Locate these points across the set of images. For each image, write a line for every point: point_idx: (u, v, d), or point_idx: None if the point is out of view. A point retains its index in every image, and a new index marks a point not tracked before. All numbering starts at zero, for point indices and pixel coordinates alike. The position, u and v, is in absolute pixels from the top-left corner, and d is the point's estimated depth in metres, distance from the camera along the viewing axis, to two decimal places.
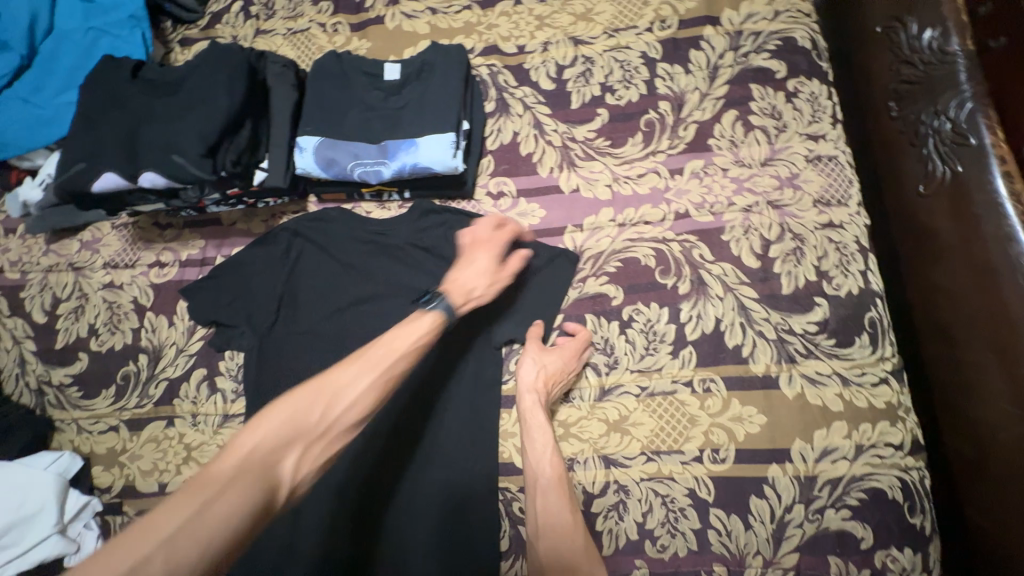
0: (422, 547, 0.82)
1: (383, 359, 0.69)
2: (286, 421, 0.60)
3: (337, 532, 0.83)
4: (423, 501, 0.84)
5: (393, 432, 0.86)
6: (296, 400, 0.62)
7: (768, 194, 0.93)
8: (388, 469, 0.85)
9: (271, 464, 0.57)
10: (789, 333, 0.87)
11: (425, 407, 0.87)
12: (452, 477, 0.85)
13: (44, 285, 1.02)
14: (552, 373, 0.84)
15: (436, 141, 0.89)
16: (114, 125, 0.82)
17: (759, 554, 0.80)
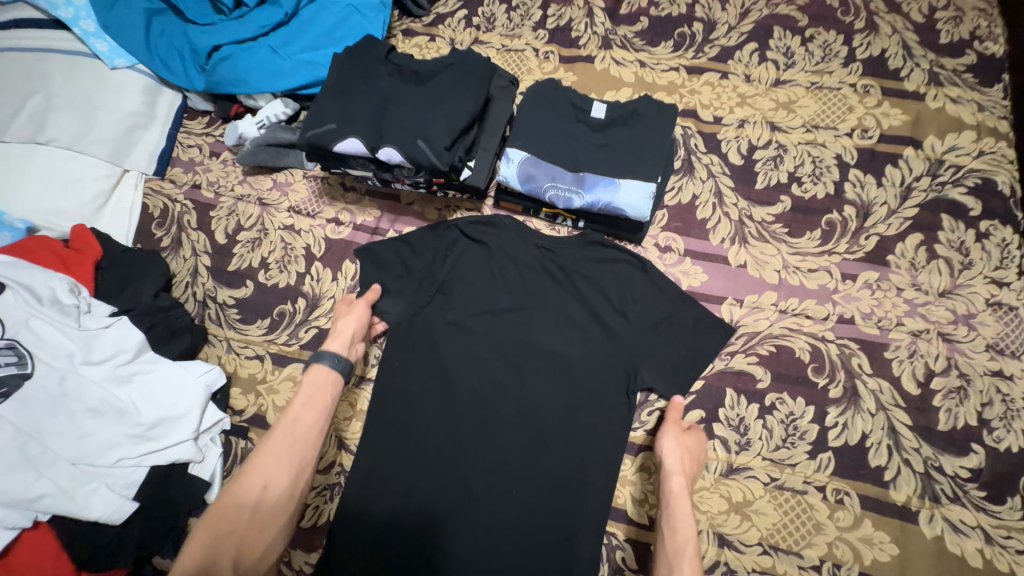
0: (518, 548, 0.87)
1: (306, 432, 0.84)
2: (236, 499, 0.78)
3: (445, 509, 0.89)
4: (525, 504, 0.89)
5: (509, 458, 0.91)
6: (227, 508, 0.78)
7: (941, 325, 0.92)
8: (497, 495, 0.89)
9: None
10: (938, 471, 0.85)
11: (543, 440, 0.91)
12: (561, 493, 0.89)
13: (232, 210, 1.12)
14: (694, 460, 0.84)
15: (637, 186, 0.94)
16: (365, 98, 0.90)
17: None
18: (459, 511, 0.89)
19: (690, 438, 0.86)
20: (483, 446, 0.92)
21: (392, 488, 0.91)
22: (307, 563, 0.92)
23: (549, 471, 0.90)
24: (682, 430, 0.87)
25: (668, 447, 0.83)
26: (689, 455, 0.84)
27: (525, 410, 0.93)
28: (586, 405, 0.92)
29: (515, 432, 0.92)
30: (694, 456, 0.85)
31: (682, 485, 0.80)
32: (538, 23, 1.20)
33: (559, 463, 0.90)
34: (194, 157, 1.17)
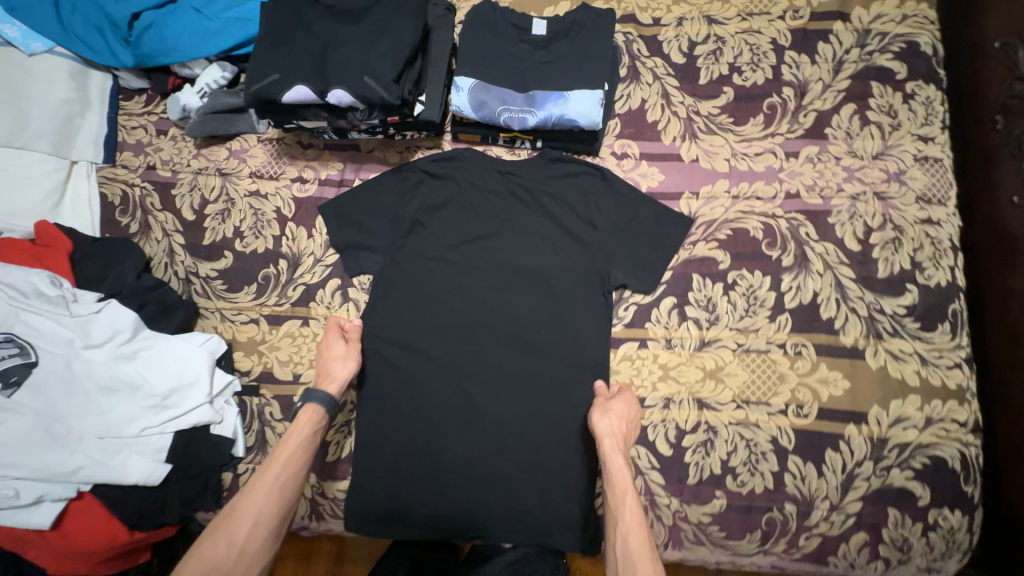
0: (526, 443, 0.97)
1: (295, 447, 0.88)
2: (231, 520, 0.81)
3: (455, 421, 0.98)
4: (526, 406, 0.98)
5: (507, 367, 0.99)
6: (209, 546, 0.79)
7: (876, 185, 1.01)
8: (501, 401, 0.98)
9: None
10: (880, 313, 0.96)
11: (535, 346, 1.00)
12: (557, 391, 0.98)
13: (194, 186, 1.11)
14: (624, 419, 0.90)
15: (585, 95, 0.97)
16: (305, 44, 0.89)
17: (826, 499, 0.92)
18: (469, 422, 0.98)
19: (617, 402, 0.92)
20: (481, 363, 1.00)
21: (406, 412, 0.99)
22: (339, 490, 0.99)
23: (544, 373, 0.99)
24: (607, 399, 0.93)
25: (604, 424, 0.89)
26: (623, 425, 0.90)
27: (513, 325, 1.01)
28: (569, 309, 1.00)
29: (508, 344, 1.00)
30: (628, 425, 0.91)
31: (613, 445, 0.87)
32: None
33: (551, 364, 0.99)
34: (141, 139, 1.14)
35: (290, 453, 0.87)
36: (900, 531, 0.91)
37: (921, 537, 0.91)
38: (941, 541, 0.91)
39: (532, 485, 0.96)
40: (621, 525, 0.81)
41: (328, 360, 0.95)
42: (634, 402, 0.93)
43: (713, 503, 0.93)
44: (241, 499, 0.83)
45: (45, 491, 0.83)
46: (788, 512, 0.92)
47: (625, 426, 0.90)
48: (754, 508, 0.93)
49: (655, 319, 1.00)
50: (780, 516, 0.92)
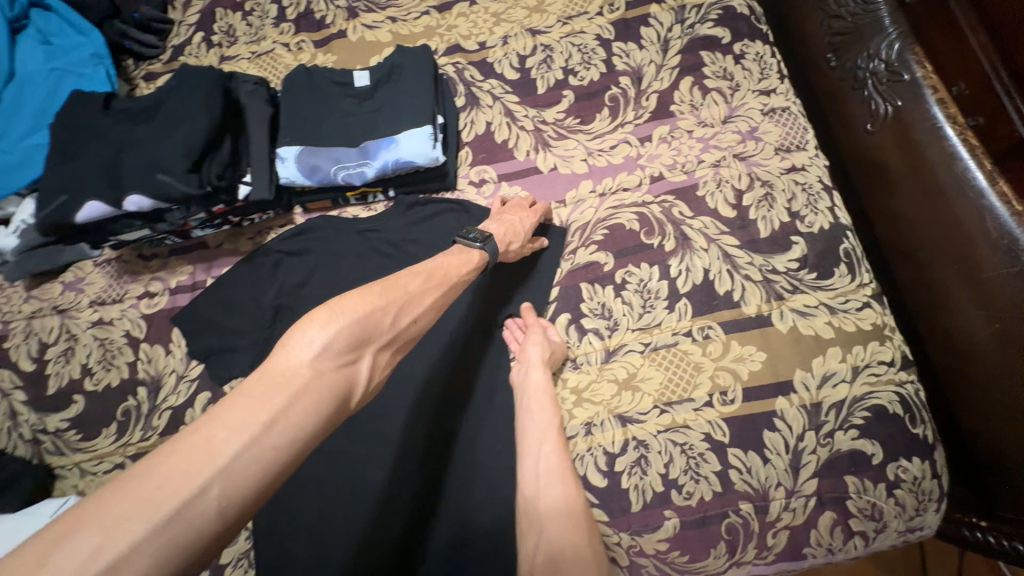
0: (445, 518, 0.83)
1: (427, 281, 0.72)
2: (383, 304, 0.64)
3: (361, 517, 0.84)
4: (437, 473, 0.86)
5: (409, 435, 0.88)
6: (354, 304, 0.61)
7: (733, 148, 0.99)
8: (409, 472, 0.86)
9: (343, 366, 0.58)
10: (774, 273, 0.91)
11: (434, 404, 0.90)
12: (467, 447, 0.87)
13: (28, 332, 0.99)
14: (555, 348, 0.88)
15: (415, 134, 0.92)
16: (94, 155, 0.82)
17: (781, 486, 0.83)
18: (378, 506, 0.84)
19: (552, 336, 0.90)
20: (380, 435, 0.89)
21: (306, 520, 0.84)
22: None
23: (449, 427, 0.88)
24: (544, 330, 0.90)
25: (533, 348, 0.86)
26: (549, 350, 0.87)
27: (407, 391, 0.91)
28: (462, 354, 0.92)
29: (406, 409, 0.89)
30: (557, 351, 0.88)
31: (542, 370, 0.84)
32: (278, 19, 1.15)
33: (457, 417, 0.89)
34: None
35: (452, 277, 0.76)
36: (866, 498, 0.82)
37: (889, 499, 0.82)
38: (912, 496, 0.83)
39: (462, 567, 0.80)
40: (539, 457, 0.77)
41: (504, 220, 0.89)
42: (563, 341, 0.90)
43: (665, 526, 0.83)
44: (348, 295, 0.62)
45: None
46: (746, 513, 0.83)
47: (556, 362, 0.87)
48: (709, 520, 0.83)
49: None
50: (740, 520, 0.83)
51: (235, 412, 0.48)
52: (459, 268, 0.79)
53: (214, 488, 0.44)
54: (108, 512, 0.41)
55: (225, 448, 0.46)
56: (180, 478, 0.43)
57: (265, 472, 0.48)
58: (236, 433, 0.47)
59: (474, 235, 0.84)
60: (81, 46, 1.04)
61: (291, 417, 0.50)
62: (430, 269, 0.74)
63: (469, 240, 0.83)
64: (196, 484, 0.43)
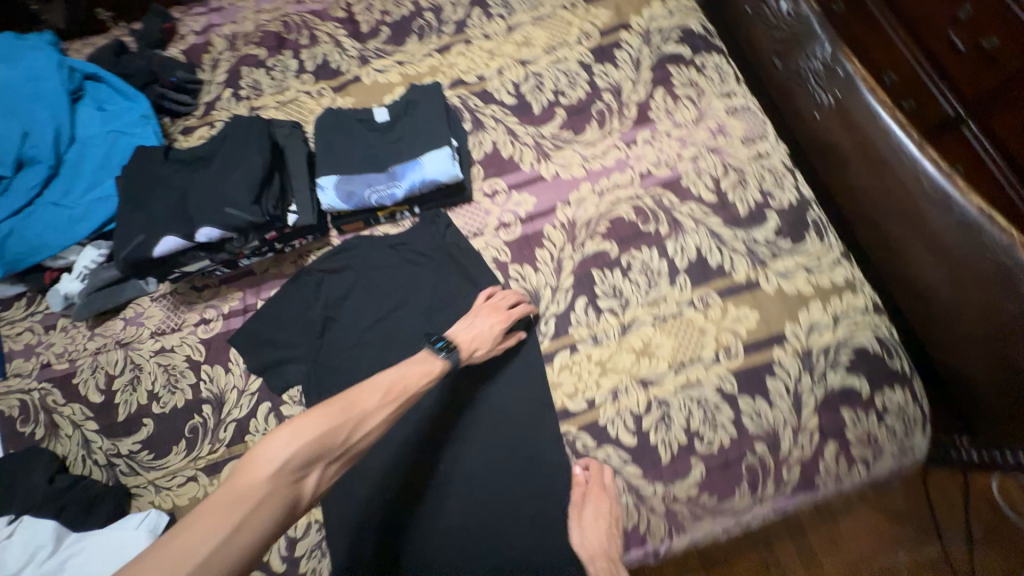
0: (498, 488, 0.94)
1: (386, 395, 0.76)
2: (340, 421, 0.69)
3: (423, 499, 0.94)
4: (486, 449, 0.96)
5: (458, 444, 0.97)
6: (312, 421, 0.66)
7: (707, 143, 1.15)
8: (463, 454, 0.96)
9: (297, 480, 0.63)
10: (755, 243, 1.06)
11: (468, 427, 0.98)
12: (507, 422, 0.98)
13: (95, 366, 1.08)
14: (608, 530, 0.88)
15: (437, 156, 1.06)
16: (162, 199, 0.93)
17: (788, 424, 0.95)
18: (435, 491, 0.94)
19: (597, 515, 0.89)
20: (421, 449, 0.96)
21: (373, 510, 0.93)
22: None
23: (491, 447, 0.96)
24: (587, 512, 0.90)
25: (591, 522, 0.89)
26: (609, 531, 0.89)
27: (451, 379, 1.00)
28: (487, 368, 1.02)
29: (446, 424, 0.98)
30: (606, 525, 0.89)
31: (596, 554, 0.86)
32: (298, 71, 1.30)
33: (495, 433, 0.97)
34: (29, 341, 1.11)
35: (405, 388, 0.78)
36: (861, 426, 0.95)
37: (879, 424, 0.95)
38: (899, 421, 0.95)
39: (529, 534, 0.90)
40: None
41: (472, 325, 0.94)
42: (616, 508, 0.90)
43: (693, 472, 0.94)
44: (315, 412, 0.67)
45: None
46: (761, 451, 0.94)
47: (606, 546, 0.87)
48: (730, 462, 0.94)
49: (576, 322, 1.04)
50: (756, 458, 0.94)
51: (202, 524, 0.55)
52: (419, 380, 0.81)
53: None
54: None
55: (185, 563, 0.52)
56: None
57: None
58: (190, 556, 0.52)
59: (441, 344, 0.88)
60: (130, 109, 1.18)
61: (254, 525, 0.57)
62: (391, 382, 0.78)
63: (434, 349, 0.87)
64: None
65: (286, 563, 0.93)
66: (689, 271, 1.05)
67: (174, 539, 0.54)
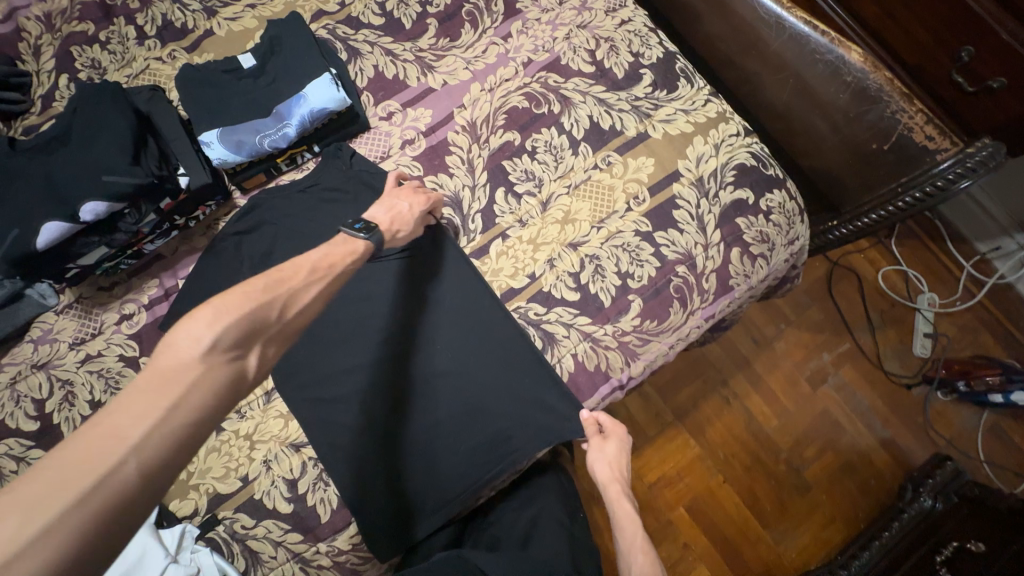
0: (460, 373, 1.00)
1: (314, 272, 0.74)
2: (272, 298, 0.66)
3: (398, 405, 0.99)
4: (440, 345, 1.02)
5: (420, 354, 1.02)
6: (236, 300, 0.63)
7: (575, 21, 1.22)
8: (420, 356, 1.01)
9: (234, 359, 0.60)
10: (638, 100, 1.16)
11: (428, 336, 1.02)
12: (452, 316, 1.03)
13: (16, 396, 0.99)
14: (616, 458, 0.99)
15: (319, 84, 1.04)
16: (26, 188, 0.86)
17: (698, 243, 1.09)
18: (406, 395, 1.00)
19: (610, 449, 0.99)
20: (384, 365, 1.01)
21: (359, 428, 0.98)
22: (352, 536, 0.96)
23: (456, 348, 1.02)
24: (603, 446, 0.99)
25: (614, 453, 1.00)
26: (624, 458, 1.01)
27: (394, 295, 1.04)
28: (430, 279, 1.05)
29: (404, 339, 1.02)
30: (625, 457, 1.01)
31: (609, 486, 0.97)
32: (139, 38, 1.18)
33: (455, 333, 1.02)
34: None
35: (337, 267, 0.77)
36: (755, 228, 1.11)
37: (768, 223, 1.12)
38: (782, 216, 1.13)
39: (499, 399, 0.99)
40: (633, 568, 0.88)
41: (391, 209, 0.95)
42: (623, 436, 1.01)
43: (632, 306, 1.06)
44: (232, 294, 0.64)
45: None
46: (683, 272, 1.08)
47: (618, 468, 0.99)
48: (660, 288, 1.07)
49: (501, 212, 1.11)
50: (680, 279, 1.08)
51: (127, 407, 0.53)
52: (346, 258, 0.80)
53: (123, 470, 0.50)
54: (39, 489, 0.47)
55: (117, 444, 0.51)
56: (85, 469, 0.49)
57: (172, 454, 0.53)
58: (136, 425, 0.52)
59: (360, 226, 0.87)
60: None
61: (189, 404, 0.55)
62: (316, 260, 0.76)
63: (354, 229, 0.86)
64: (101, 473, 0.49)
65: (293, 503, 0.96)
66: (588, 139, 1.14)
67: (103, 422, 0.52)
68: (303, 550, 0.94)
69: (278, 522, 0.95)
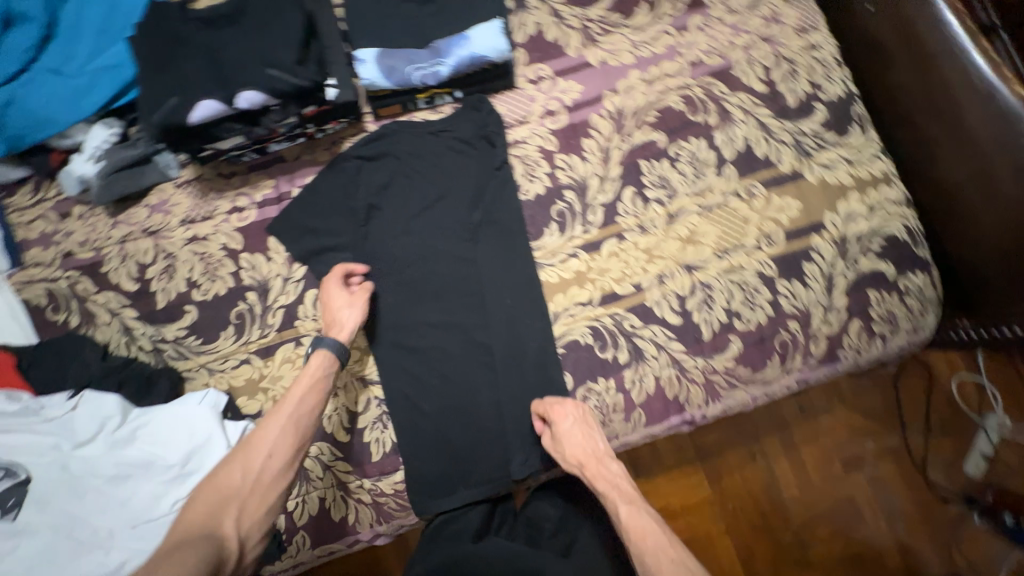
0: (524, 357, 1.00)
1: (273, 418, 0.83)
2: (224, 472, 0.78)
3: (458, 373, 1.00)
4: (509, 324, 1.01)
5: (492, 328, 1.01)
6: (209, 495, 0.76)
7: (760, 31, 1.11)
8: (488, 330, 1.01)
9: (213, 530, 0.72)
10: (802, 135, 1.07)
11: (499, 311, 1.01)
12: (532, 299, 1.01)
13: (124, 255, 1.03)
14: (586, 430, 0.93)
15: (486, 30, 1.00)
16: (192, 60, 0.85)
17: (819, 304, 1.02)
18: (467, 364, 1.00)
19: (571, 423, 0.93)
20: (452, 330, 1.01)
21: (421, 383, 0.99)
22: (396, 483, 0.97)
23: (522, 332, 1.01)
24: (563, 421, 0.93)
25: (577, 436, 0.92)
26: (582, 431, 0.92)
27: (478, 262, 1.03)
28: (517, 255, 1.03)
29: (478, 308, 1.01)
30: (590, 439, 0.92)
31: (586, 458, 0.90)
32: None
33: (523, 328, 1.01)
34: (45, 229, 1.04)
35: (302, 404, 0.85)
36: (883, 306, 1.03)
37: (900, 304, 1.03)
38: (916, 301, 1.04)
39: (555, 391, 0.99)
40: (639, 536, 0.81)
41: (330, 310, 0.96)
42: (579, 410, 0.94)
43: (730, 347, 1.01)
44: (204, 486, 0.78)
45: None
46: (793, 329, 1.01)
47: (587, 435, 0.92)
48: (765, 337, 1.01)
49: (624, 212, 1.05)
50: (789, 335, 1.01)
51: None
52: (309, 386, 0.87)
53: None
54: None
55: None
56: None
57: None
58: None
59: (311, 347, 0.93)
60: None
61: (173, 561, 0.65)
62: (274, 408, 0.85)
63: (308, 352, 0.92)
64: None
65: (350, 434, 0.97)
66: (736, 161, 1.06)
67: None
68: (349, 480, 0.96)
69: (331, 448, 0.96)
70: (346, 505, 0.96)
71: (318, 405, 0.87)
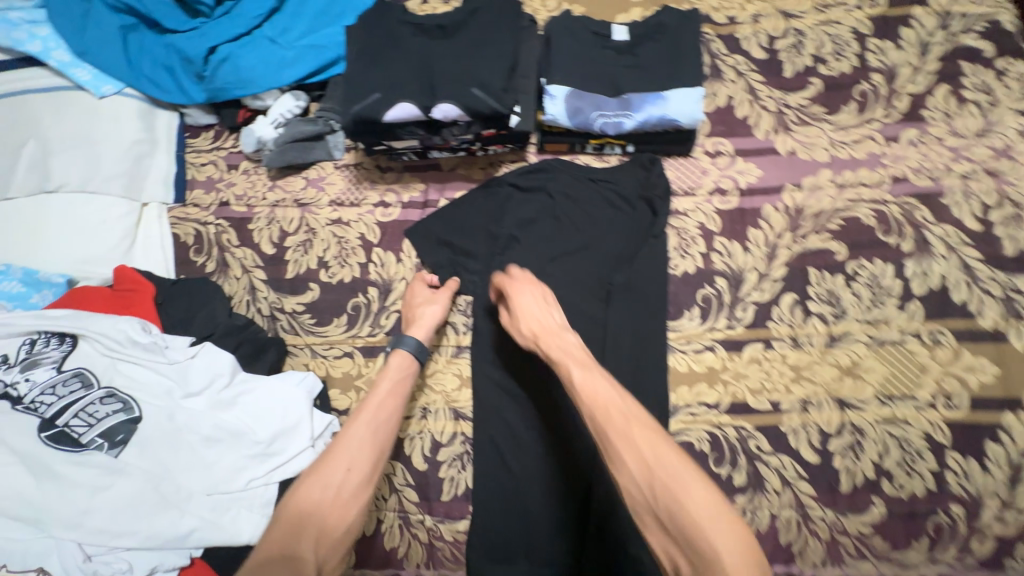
0: None
1: (353, 429, 0.75)
2: (305, 482, 0.69)
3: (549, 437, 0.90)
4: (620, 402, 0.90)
5: None
6: (286, 512, 0.68)
7: (986, 162, 0.98)
8: None
9: (289, 554, 0.64)
10: (1015, 291, 0.91)
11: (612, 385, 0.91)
12: (654, 383, 0.91)
13: (271, 218, 1.06)
14: (541, 297, 0.82)
15: (685, 94, 0.95)
16: (406, 63, 0.87)
17: (995, 496, 0.84)
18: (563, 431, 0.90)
19: (528, 296, 0.82)
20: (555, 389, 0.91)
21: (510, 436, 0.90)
22: (458, 532, 0.90)
23: None
24: (521, 288, 0.84)
25: (529, 309, 0.81)
26: (541, 305, 0.81)
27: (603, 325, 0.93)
28: (649, 331, 0.93)
29: None
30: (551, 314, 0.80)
31: (532, 331, 0.79)
32: None
33: None
34: (212, 175, 1.10)
35: (381, 416, 0.77)
36: None
37: None
38: None
39: None
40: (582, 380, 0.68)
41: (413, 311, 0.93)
42: (527, 282, 0.85)
43: (871, 511, 0.85)
44: (286, 501, 0.69)
45: (159, 560, 0.75)
46: (956, 515, 0.84)
47: (548, 309, 0.81)
48: (917, 513, 0.85)
49: (778, 318, 0.94)
50: (948, 520, 0.84)
51: None
52: (381, 382, 0.82)
53: None
54: None
55: None
56: None
57: None
58: None
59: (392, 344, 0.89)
60: None
61: None
62: (355, 417, 0.77)
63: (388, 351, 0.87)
64: None
65: (427, 463, 0.92)
66: (925, 300, 0.92)
67: None
68: (412, 512, 0.91)
69: (405, 471, 0.92)
70: (400, 536, 0.90)
71: (395, 412, 0.79)
